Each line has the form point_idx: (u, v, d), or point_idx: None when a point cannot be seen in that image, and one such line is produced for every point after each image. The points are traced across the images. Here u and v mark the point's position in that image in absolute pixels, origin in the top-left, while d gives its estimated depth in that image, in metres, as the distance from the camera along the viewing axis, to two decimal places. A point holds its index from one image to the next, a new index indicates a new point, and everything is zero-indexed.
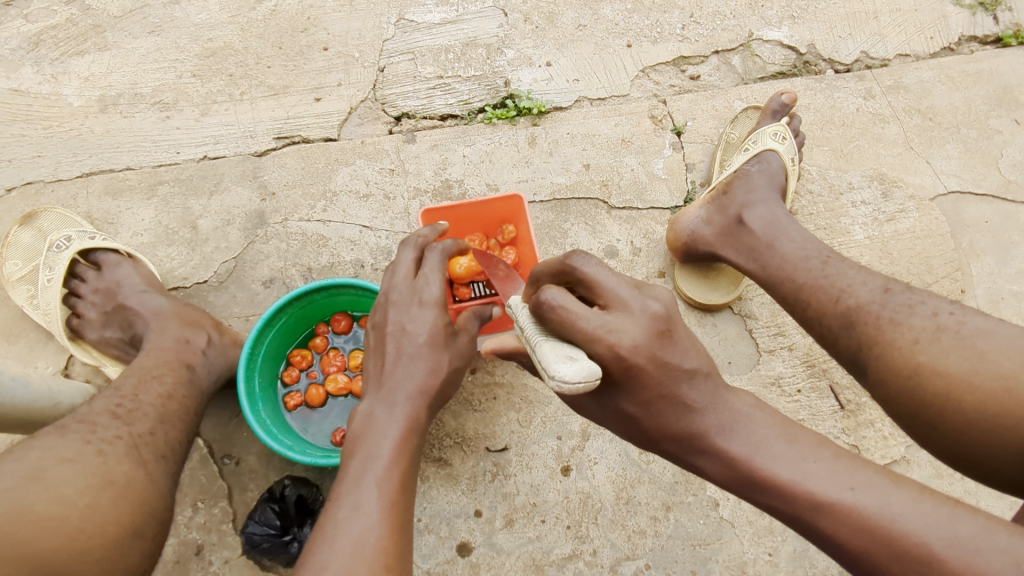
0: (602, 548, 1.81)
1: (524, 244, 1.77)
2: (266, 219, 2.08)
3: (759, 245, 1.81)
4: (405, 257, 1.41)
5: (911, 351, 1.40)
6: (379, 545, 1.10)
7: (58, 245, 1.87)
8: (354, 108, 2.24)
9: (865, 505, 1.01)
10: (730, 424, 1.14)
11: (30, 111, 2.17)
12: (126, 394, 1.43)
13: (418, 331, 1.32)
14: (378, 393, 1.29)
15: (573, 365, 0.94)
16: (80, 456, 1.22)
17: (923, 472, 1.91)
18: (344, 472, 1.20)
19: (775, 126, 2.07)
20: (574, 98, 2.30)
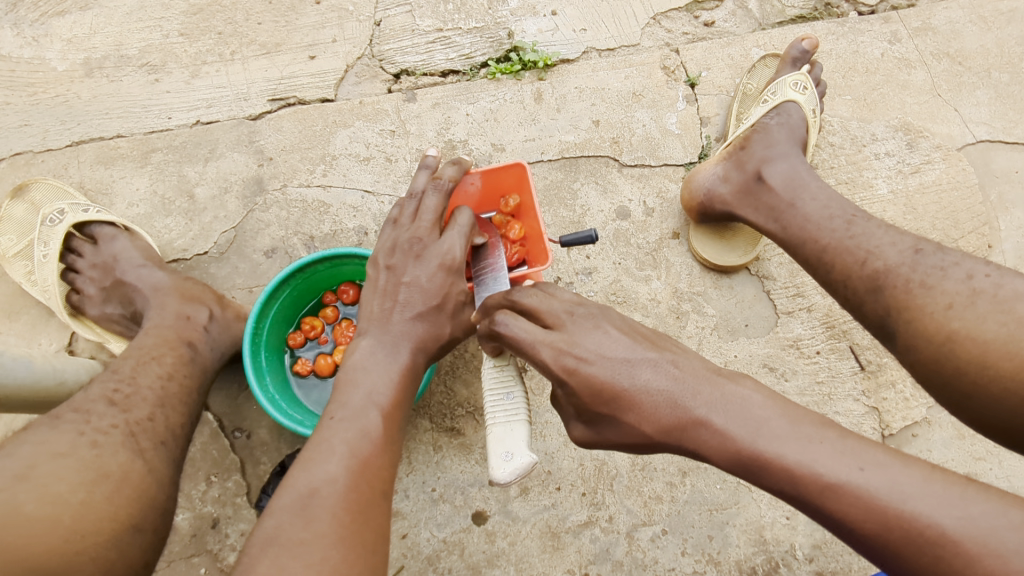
0: (618, 515, 1.80)
1: (531, 212, 1.66)
2: (264, 185, 2.01)
3: (780, 204, 1.72)
4: (437, 211, 1.43)
5: (944, 317, 1.34)
6: (377, 469, 1.17)
7: (52, 218, 1.80)
8: (350, 66, 2.13)
9: (875, 486, 0.99)
10: (728, 408, 1.08)
11: (13, 77, 2.07)
12: (123, 377, 1.39)
13: (433, 290, 1.38)
14: (381, 333, 1.34)
15: (508, 469, 1.21)
16: (73, 450, 1.19)
17: (944, 434, 1.89)
18: (346, 398, 1.24)
19: (796, 75, 1.96)
20: (582, 49, 2.18)
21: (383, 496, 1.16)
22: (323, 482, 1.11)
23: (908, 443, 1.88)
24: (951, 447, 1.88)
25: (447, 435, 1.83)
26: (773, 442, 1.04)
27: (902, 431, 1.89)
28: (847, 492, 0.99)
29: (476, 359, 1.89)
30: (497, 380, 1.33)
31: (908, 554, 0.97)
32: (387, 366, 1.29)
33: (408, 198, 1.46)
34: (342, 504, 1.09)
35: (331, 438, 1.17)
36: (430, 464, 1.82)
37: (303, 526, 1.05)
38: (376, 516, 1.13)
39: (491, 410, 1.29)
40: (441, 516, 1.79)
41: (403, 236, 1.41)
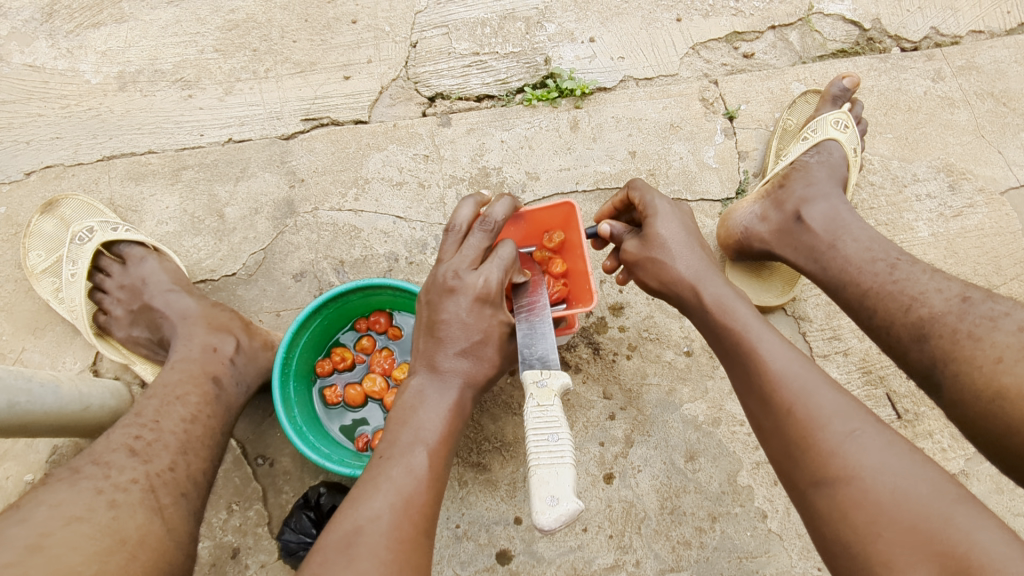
0: (645, 559, 1.76)
1: (576, 247, 1.64)
2: (295, 207, 1.98)
3: (820, 245, 1.67)
4: (473, 245, 1.38)
5: (994, 372, 1.28)
6: (422, 507, 1.13)
7: (80, 237, 1.78)
8: (385, 88, 2.10)
9: (833, 426, 1.08)
10: (782, 351, 1.19)
11: (46, 88, 2.06)
12: (146, 422, 1.36)
13: (474, 327, 1.34)
14: (431, 372, 1.32)
15: (554, 514, 1.05)
16: (89, 513, 1.12)
17: (982, 487, 1.84)
18: (395, 436, 1.23)
19: (837, 113, 1.91)
20: (619, 78, 2.15)
21: (426, 535, 1.12)
22: (369, 519, 1.09)
23: None
24: (990, 501, 1.83)
25: (473, 470, 1.80)
26: (802, 380, 1.14)
27: None
28: (841, 447, 1.05)
29: (504, 394, 1.85)
30: (542, 421, 1.19)
31: (860, 513, 0.99)
32: (435, 404, 1.27)
33: (450, 232, 1.42)
34: (386, 542, 1.06)
35: (378, 475, 1.16)
36: (456, 499, 1.78)
37: (346, 563, 1.03)
38: (417, 556, 1.09)
39: (533, 451, 1.14)
40: (465, 553, 1.75)
41: (441, 269, 1.37)
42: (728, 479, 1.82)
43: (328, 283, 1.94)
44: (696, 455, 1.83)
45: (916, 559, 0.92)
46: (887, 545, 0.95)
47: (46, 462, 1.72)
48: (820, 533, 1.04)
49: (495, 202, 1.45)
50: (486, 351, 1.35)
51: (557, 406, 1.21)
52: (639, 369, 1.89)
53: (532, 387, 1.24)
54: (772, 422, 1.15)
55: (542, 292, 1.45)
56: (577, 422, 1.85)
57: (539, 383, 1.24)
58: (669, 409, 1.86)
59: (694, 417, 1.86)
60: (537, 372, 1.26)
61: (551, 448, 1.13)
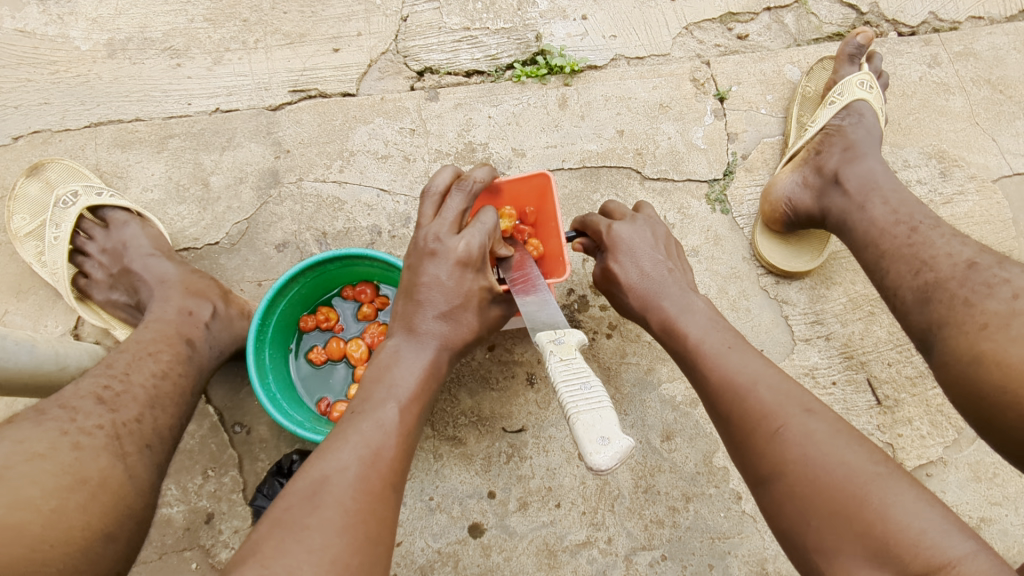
0: (618, 537, 1.76)
1: (547, 225, 1.65)
2: (280, 178, 1.98)
3: (850, 207, 1.64)
4: (452, 206, 1.37)
5: (977, 337, 1.25)
6: (391, 461, 1.11)
7: (64, 201, 1.79)
8: (374, 61, 2.10)
9: (760, 422, 1.11)
10: (720, 351, 1.23)
11: (36, 54, 2.06)
12: (116, 373, 1.36)
13: (454, 292, 1.32)
14: (408, 333, 1.31)
15: (607, 451, 0.99)
16: (53, 451, 1.13)
17: (960, 475, 1.82)
18: (368, 393, 1.21)
19: (861, 74, 1.87)
20: (610, 56, 2.13)
21: (394, 489, 1.09)
22: (335, 470, 1.06)
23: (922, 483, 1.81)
24: (968, 489, 1.81)
25: (448, 444, 1.81)
26: (739, 379, 1.17)
27: (917, 470, 1.82)
28: (773, 441, 1.08)
29: (483, 368, 1.85)
30: (569, 374, 1.14)
31: (793, 505, 1.03)
32: (410, 362, 1.26)
33: (427, 196, 1.41)
34: (352, 493, 1.03)
35: (347, 429, 1.13)
36: (430, 472, 1.79)
37: (309, 511, 0.99)
38: (384, 508, 1.06)
39: (569, 401, 1.08)
40: (437, 526, 1.76)
41: (422, 229, 1.37)
42: (704, 460, 1.82)
43: (310, 254, 1.94)
44: (673, 435, 1.83)
45: (841, 542, 0.95)
46: (818, 532, 0.98)
47: None
48: (772, 526, 1.08)
49: (473, 172, 1.44)
50: (466, 316, 1.34)
51: (580, 359, 1.17)
52: (618, 348, 1.88)
53: (550, 347, 1.20)
54: (721, 421, 1.19)
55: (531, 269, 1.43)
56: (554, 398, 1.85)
57: (556, 341, 1.20)
58: (647, 388, 1.86)
59: (671, 397, 1.86)
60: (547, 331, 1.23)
61: (584, 395, 1.08)
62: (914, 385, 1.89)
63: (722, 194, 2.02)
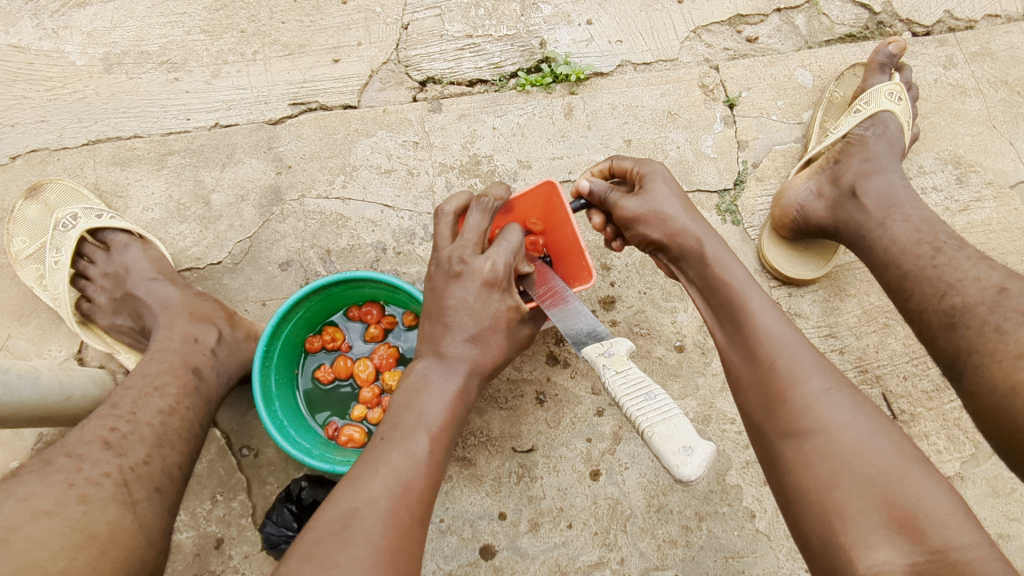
0: (630, 557, 1.74)
1: (558, 232, 1.62)
2: (282, 195, 1.95)
3: (869, 222, 1.59)
4: (473, 222, 1.33)
5: (1012, 366, 1.22)
6: (421, 494, 1.08)
7: (64, 224, 1.76)
8: (375, 72, 2.05)
9: (806, 385, 1.10)
10: (770, 309, 1.20)
11: (31, 69, 2.02)
12: (122, 414, 1.33)
13: (482, 311, 1.27)
14: (437, 357, 1.25)
15: (691, 461, 0.96)
16: (59, 508, 1.10)
17: (977, 490, 1.79)
18: (397, 418, 1.17)
19: (890, 84, 1.81)
20: (616, 63, 2.08)
21: (423, 523, 1.07)
22: (365, 502, 1.03)
23: None
24: (985, 505, 1.79)
25: (458, 464, 1.79)
26: (785, 338, 1.16)
27: None
28: (815, 402, 1.08)
29: (492, 387, 1.83)
30: (628, 386, 1.11)
31: (822, 466, 1.03)
32: (440, 389, 1.21)
33: (440, 218, 1.38)
34: (382, 529, 1.01)
35: (377, 458, 1.10)
36: (439, 493, 1.77)
37: (339, 548, 0.98)
38: (412, 544, 1.04)
39: (638, 414, 1.05)
40: (448, 548, 1.75)
41: (443, 253, 1.32)
42: (717, 478, 1.79)
43: (314, 272, 1.91)
44: None
45: (866, 509, 0.97)
46: (843, 493, 1.00)
47: (31, 450, 1.73)
48: (781, 483, 1.08)
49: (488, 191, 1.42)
50: (495, 339, 1.29)
51: (636, 369, 1.14)
52: None
53: (601, 359, 1.17)
54: (753, 372, 1.16)
55: (555, 283, 1.40)
56: (564, 417, 1.82)
57: (605, 353, 1.18)
58: None
59: (683, 414, 1.83)
60: (597, 343, 1.21)
61: (655, 406, 1.05)
62: (930, 399, 1.85)
63: (732, 204, 1.98)
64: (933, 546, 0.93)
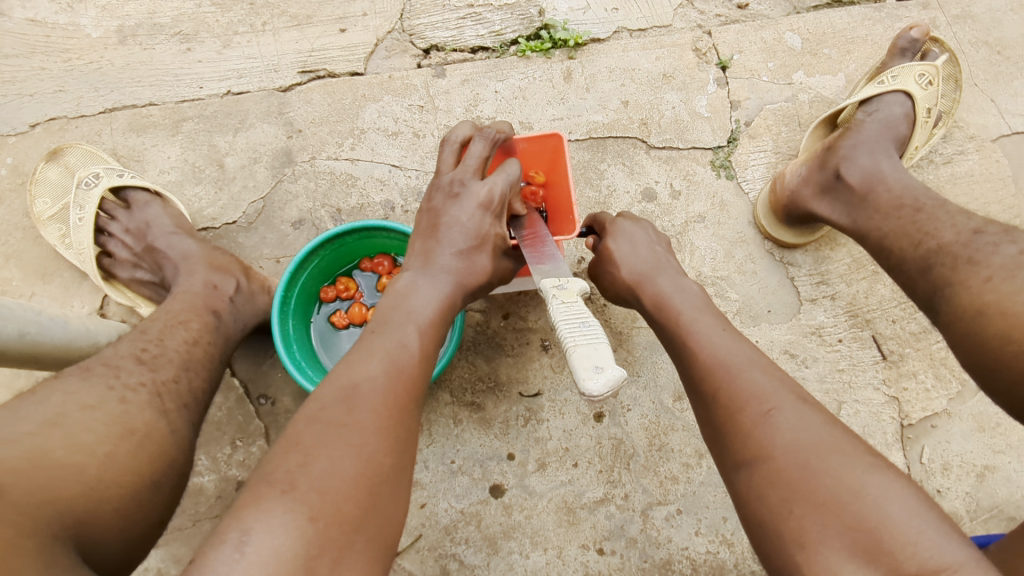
0: (634, 493, 1.82)
1: (557, 187, 1.69)
2: (293, 157, 2.03)
3: (855, 199, 1.65)
4: (475, 152, 1.40)
5: (980, 290, 1.28)
6: (415, 376, 1.11)
7: (87, 182, 1.83)
8: (380, 40, 2.13)
9: (750, 410, 1.12)
10: (721, 341, 1.25)
11: (48, 42, 2.10)
12: (151, 338, 1.41)
13: (473, 232, 1.34)
14: (423, 267, 1.30)
15: (600, 378, 1.03)
16: (102, 403, 1.17)
17: (964, 425, 1.88)
18: (386, 317, 1.20)
19: (926, 65, 1.78)
20: (613, 29, 2.16)
21: (417, 404, 1.10)
22: (363, 379, 1.06)
23: (928, 434, 1.87)
24: (971, 439, 1.87)
25: (468, 409, 1.86)
26: (729, 364, 1.20)
27: (922, 422, 1.88)
28: (759, 426, 1.10)
29: (498, 335, 1.91)
30: (570, 315, 1.18)
31: (775, 491, 1.04)
32: (427, 292, 1.25)
33: (447, 145, 1.44)
34: (382, 400, 1.04)
35: (371, 345, 1.13)
36: (450, 436, 1.85)
37: (344, 413, 1.01)
38: (412, 420, 1.07)
39: (568, 338, 1.12)
40: (459, 487, 1.82)
41: (445, 178, 1.39)
42: None
43: (325, 230, 1.99)
44: (684, 395, 1.89)
45: (826, 532, 0.97)
46: (799, 520, 1.00)
47: None
48: (747, 515, 1.08)
49: (493, 124, 1.47)
50: (480, 259, 1.34)
51: (581, 304, 1.20)
52: (629, 313, 1.93)
53: (552, 293, 1.23)
54: (706, 407, 1.20)
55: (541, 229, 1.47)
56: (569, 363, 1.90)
57: (560, 288, 1.24)
58: (658, 350, 1.91)
59: None
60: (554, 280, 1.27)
61: (580, 335, 1.12)
62: (917, 340, 1.94)
63: (726, 160, 2.06)
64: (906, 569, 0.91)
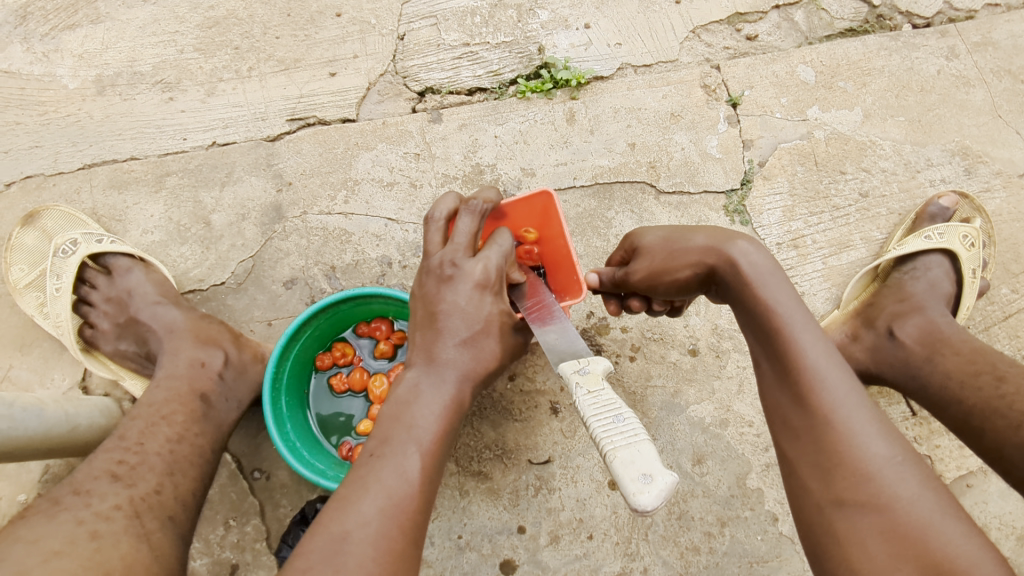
0: (653, 566, 1.71)
1: (553, 242, 1.55)
2: (284, 212, 1.92)
3: (915, 357, 1.54)
4: (465, 227, 1.31)
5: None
6: (413, 514, 1.03)
7: (64, 250, 1.72)
8: (373, 84, 2.03)
9: (866, 450, 0.97)
10: (825, 353, 1.05)
11: (22, 95, 1.99)
12: (130, 445, 1.31)
13: (475, 315, 1.24)
14: (427, 364, 1.21)
15: (649, 490, 0.90)
16: (69, 547, 1.07)
17: (1002, 484, 1.77)
18: (385, 434, 1.12)
19: (966, 226, 1.76)
20: (616, 66, 2.06)
21: (417, 545, 1.03)
22: (355, 525, 0.98)
23: (963, 495, 1.77)
24: (1010, 498, 1.77)
25: (474, 479, 1.75)
26: (839, 389, 1.02)
27: (956, 481, 1.78)
28: (874, 469, 0.95)
29: (505, 399, 1.80)
30: (599, 406, 1.06)
31: (882, 547, 0.90)
32: (430, 400, 1.16)
33: (431, 224, 1.33)
34: (374, 554, 0.96)
35: (366, 476, 1.05)
36: (457, 509, 1.74)
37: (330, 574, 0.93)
38: (409, 566, 1.00)
39: (603, 437, 1.00)
40: (468, 564, 1.72)
41: (434, 260, 1.28)
42: (737, 482, 1.77)
43: (319, 290, 1.88)
44: (704, 459, 1.78)
45: None
46: None
47: (37, 482, 1.70)
48: (820, 554, 0.97)
49: (477, 194, 1.38)
50: (487, 343, 1.24)
51: (609, 390, 1.09)
52: (643, 371, 1.83)
53: (574, 379, 1.12)
54: (805, 427, 1.02)
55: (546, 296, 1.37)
56: (580, 426, 1.79)
57: (581, 371, 1.13)
58: (675, 411, 1.81)
59: (701, 419, 1.80)
60: (573, 362, 1.16)
61: (616, 432, 1.00)
62: None
63: (740, 204, 1.96)
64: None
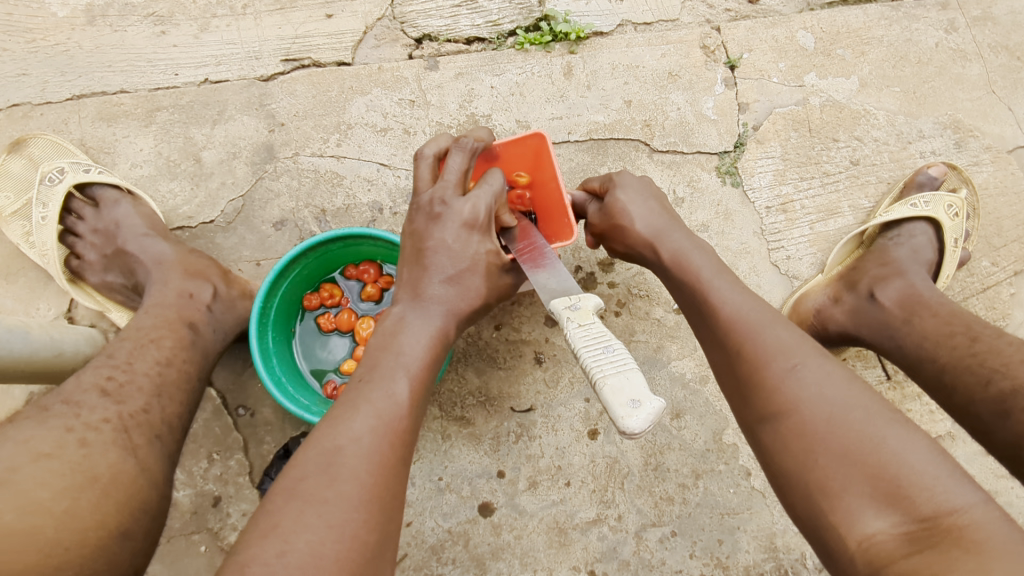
0: (627, 514, 1.76)
1: (545, 186, 1.56)
2: (275, 152, 1.90)
3: (893, 320, 1.57)
4: (455, 164, 1.31)
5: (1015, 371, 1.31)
6: (402, 434, 1.05)
7: (51, 178, 1.71)
8: (369, 28, 2.00)
9: (774, 364, 1.10)
10: (738, 296, 1.22)
11: (10, 21, 1.94)
12: (119, 363, 1.31)
13: (461, 253, 1.25)
14: (414, 298, 1.22)
15: (637, 413, 0.94)
16: (58, 451, 1.09)
17: (967, 449, 1.83)
18: (373, 360, 1.13)
19: (952, 197, 1.78)
20: (616, 22, 2.04)
21: (406, 464, 1.05)
22: (348, 439, 1.00)
23: None
24: (974, 463, 1.82)
25: (457, 424, 1.78)
26: (750, 319, 1.17)
27: None
28: (782, 380, 1.08)
29: (490, 347, 1.82)
30: (589, 338, 1.08)
31: (798, 444, 1.03)
32: (417, 330, 1.18)
33: (422, 161, 1.33)
34: (367, 466, 0.99)
35: (357, 396, 1.07)
36: (438, 452, 1.77)
37: (326, 484, 0.95)
38: (398, 481, 1.02)
39: (593, 365, 1.03)
40: (448, 505, 1.75)
41: (423, 196, 1.28)
42: (713, 438, 1.81)
43: (309, 233, 1.88)
44: (683, 413, 1.82)
45: (850, 481, 0.96)
46: (824, 470, 0.98)
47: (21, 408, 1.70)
48: (768, 465, 1.09)
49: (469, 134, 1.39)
50: (473, 281, 1.26)
51: (600, 324, 1.12)
52: (627, 326, 1.85)
53: (564, 315, 1.14)
54: (727, 361, 1.19)
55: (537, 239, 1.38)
56: (563, 377, 1.82)
57: (572, 308, 1.15)
58: (656, 366, 1.84)
59: (681, 375, 1.84)
60: (563, 300, 1.18)
61: (606, 360, 1.03)
62: None
63: (732, 166, 1.97)
64: (922, 512, 0.90)
